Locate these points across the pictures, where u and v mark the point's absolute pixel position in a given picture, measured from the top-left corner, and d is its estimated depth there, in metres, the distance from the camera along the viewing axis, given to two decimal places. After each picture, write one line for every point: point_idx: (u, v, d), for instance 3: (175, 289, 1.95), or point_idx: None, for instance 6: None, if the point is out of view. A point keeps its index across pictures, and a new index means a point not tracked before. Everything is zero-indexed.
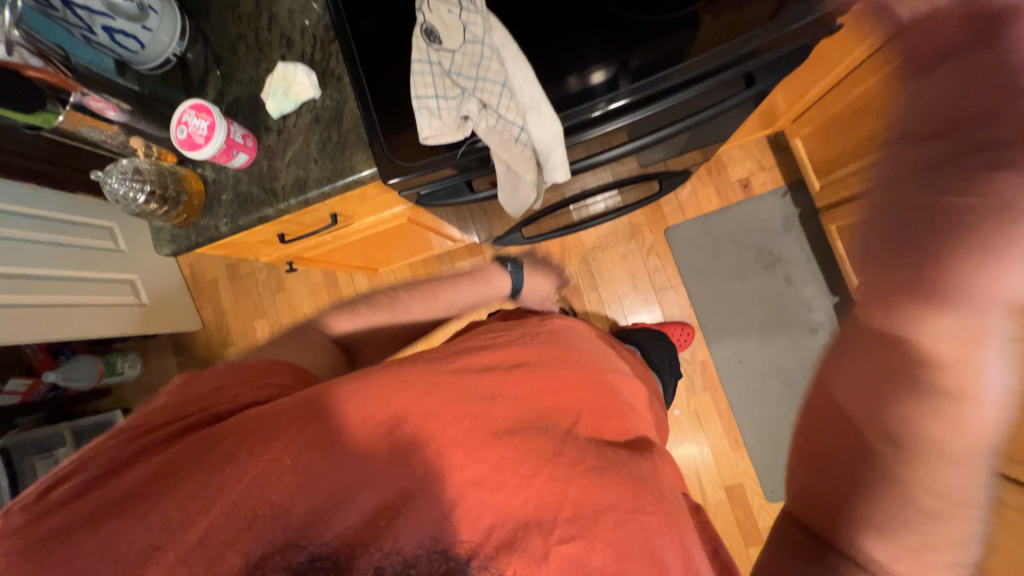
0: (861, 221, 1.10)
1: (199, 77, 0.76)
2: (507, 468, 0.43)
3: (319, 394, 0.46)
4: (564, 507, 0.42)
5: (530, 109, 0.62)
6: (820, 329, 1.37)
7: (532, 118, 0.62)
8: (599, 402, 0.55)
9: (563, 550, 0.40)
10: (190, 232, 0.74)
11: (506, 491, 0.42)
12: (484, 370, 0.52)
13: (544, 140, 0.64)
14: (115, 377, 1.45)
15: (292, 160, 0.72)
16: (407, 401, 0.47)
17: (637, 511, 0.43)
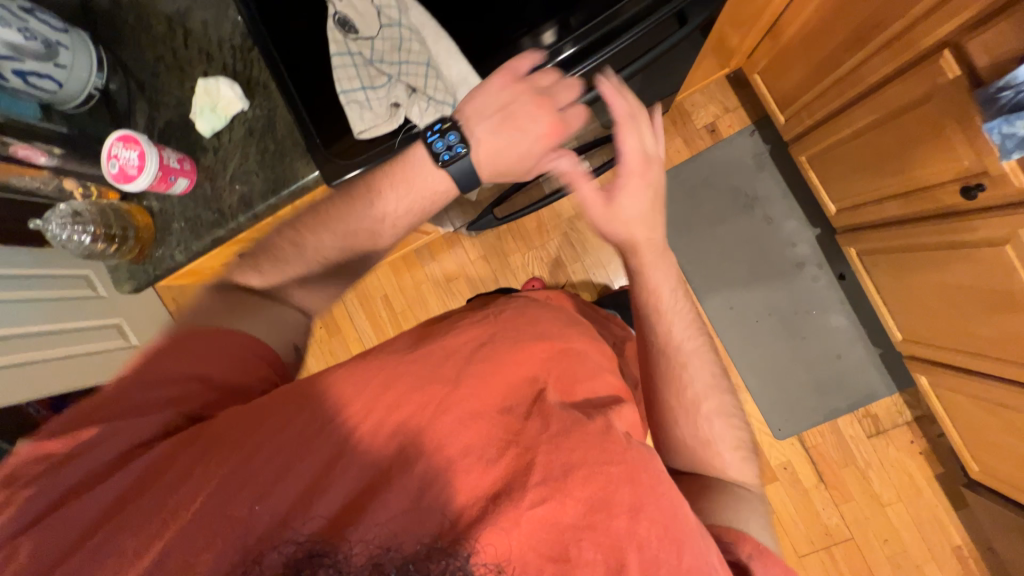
0: (829, 148, 1.08)
1: (125, 107, 0.74)
2: (475, 445, 0.45)
3: (315, 391, 0.48)
4: (538, 469, 0.44)
5: (459, 85, 0.61)
6: (806, 263, 1.37)
7: (462, 93, 0.61)
8: (560, 375, 0.57)
9: (538, 527, 0.42)
10: (147, 265, 0.74)
11: (467, 484, 0.43)
12: (447, 352, 0.53)
13: None
14: None
15: (233, 178, 0.70)
16: (381, 398, 0.47)
17: (602, 464, 0.45)
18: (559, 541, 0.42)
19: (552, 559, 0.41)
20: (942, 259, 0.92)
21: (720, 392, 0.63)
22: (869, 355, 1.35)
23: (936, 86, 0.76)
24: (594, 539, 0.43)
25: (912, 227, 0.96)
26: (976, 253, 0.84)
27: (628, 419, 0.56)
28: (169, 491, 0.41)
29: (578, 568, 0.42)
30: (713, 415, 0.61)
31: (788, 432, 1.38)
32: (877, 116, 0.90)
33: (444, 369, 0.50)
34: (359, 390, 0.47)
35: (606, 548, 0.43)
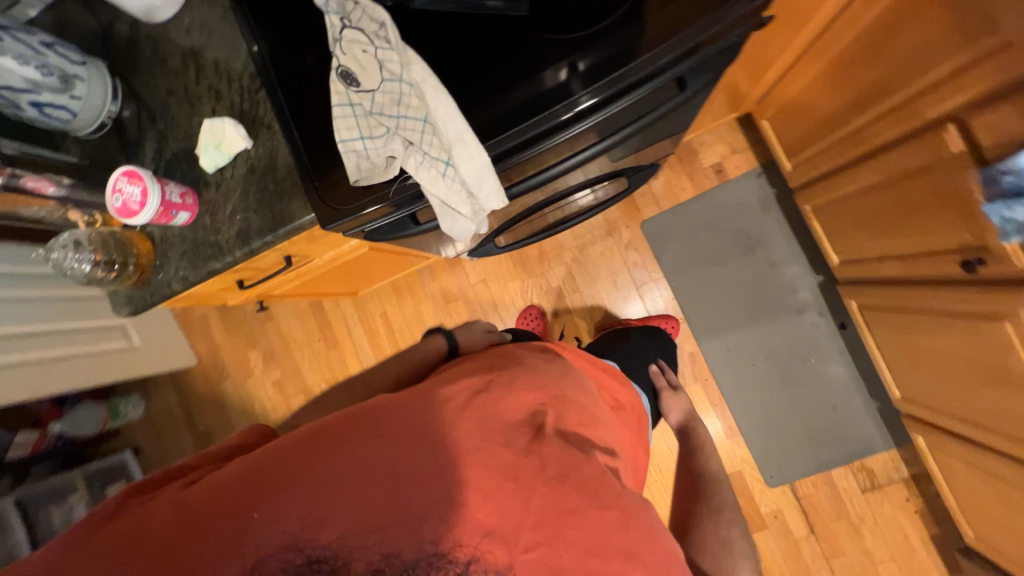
0: (833, 200, 1.07)
1: (134, 135, 0.76)
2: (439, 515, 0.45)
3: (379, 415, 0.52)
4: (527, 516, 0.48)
5: (454, 142, 0.61)
6: (807, 309, 1.36)
7: (456, 151, 0.61)
8: None
9: None
10: (145, 291, 0.75)
11: None
12: (441, 395, 0.54)
13: (472, 172, 0.62)
14: (120, 419, 1.77)
15: (233, 213, 0.72)
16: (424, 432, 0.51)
17: (598, 509, 0.49)
18: None
19: None
20: (940, 325, 0.91)
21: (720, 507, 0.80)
22: (868, 408, 1.32)
23: (939, 157, 0.75)
24: None
25: (911, 289, 0.95)
26: (974, 324, 0.83)
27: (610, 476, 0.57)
28: (215, 528, 0.47)
29: None
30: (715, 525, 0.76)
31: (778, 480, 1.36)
32: (881, 178, 0.89)
33: (434, 416, 0.52)
34: (353, 440, 0.50)
35: None
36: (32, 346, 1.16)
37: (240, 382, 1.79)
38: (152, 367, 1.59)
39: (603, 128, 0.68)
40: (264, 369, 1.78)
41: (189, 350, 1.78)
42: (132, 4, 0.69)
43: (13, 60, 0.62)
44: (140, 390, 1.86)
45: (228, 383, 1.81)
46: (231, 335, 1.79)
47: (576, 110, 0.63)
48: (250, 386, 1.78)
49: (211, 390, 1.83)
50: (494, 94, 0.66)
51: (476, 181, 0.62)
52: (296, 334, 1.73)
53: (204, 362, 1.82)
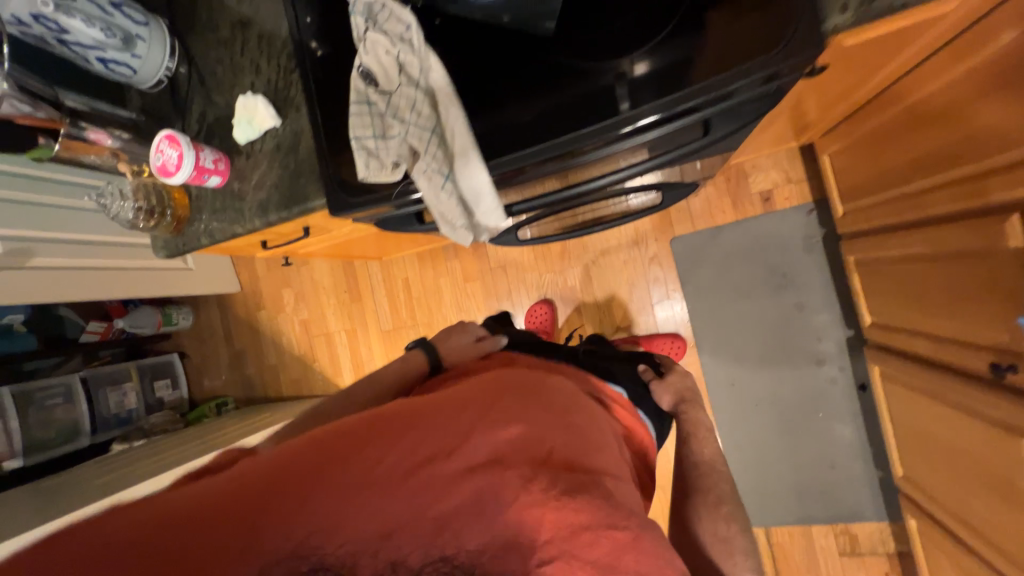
0: (878, 259, 0.98)
1: (185, 95, 0.82)
2: None
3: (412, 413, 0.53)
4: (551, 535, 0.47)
5: (458, 156, 0.63)
6: (827, 362, 1.28)
7: (459, 165, 0.63)
8: None
9: None
10: (177, 240, 0.83)
11: None
12: (464, 408, 0.55)
13: (471, 187, 0.63)
14: (171, 326, 2.00)
15: (257, 185, 0.77)
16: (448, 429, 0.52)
17: (611, 529, 0.48)
18: None
19: None
20: (957, 419, 0.84)
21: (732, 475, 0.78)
22: (868, 476, 1.26)
23: (995, 247, 0.67)
24: None
25: (937, 373, 0.88)
26: (991, 430, 0.75)
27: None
28: (243, 524, 0.43)
29: None
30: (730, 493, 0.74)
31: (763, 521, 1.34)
32: (930, 251, 0.81)
33: (460, 425, 0.52)
34: (388, 435, 0.50)
35: None
36: (97, 255, 1.32)
37: (273, 315, 1.96)
38: (199, 287, 1.77)
39: (653, 146, 0.63)
40: (294, 307, 1.92)
41: (233, 278, 1.95)
42: None
43: (81, 22, 0.67)
44: (190, 303, 2.08)
45: (262, 313, 1.99)
46: (270, 272, 1.94)
47: (638, 124, 0.57)
48: (281, 320, 1.95)
49: (248, 316, 2.02)
50: (520, 102, 0.65)
51: (476, 198, 0.64)
52: (326, 282, 1.85)
53: (245, 290, 1.99)
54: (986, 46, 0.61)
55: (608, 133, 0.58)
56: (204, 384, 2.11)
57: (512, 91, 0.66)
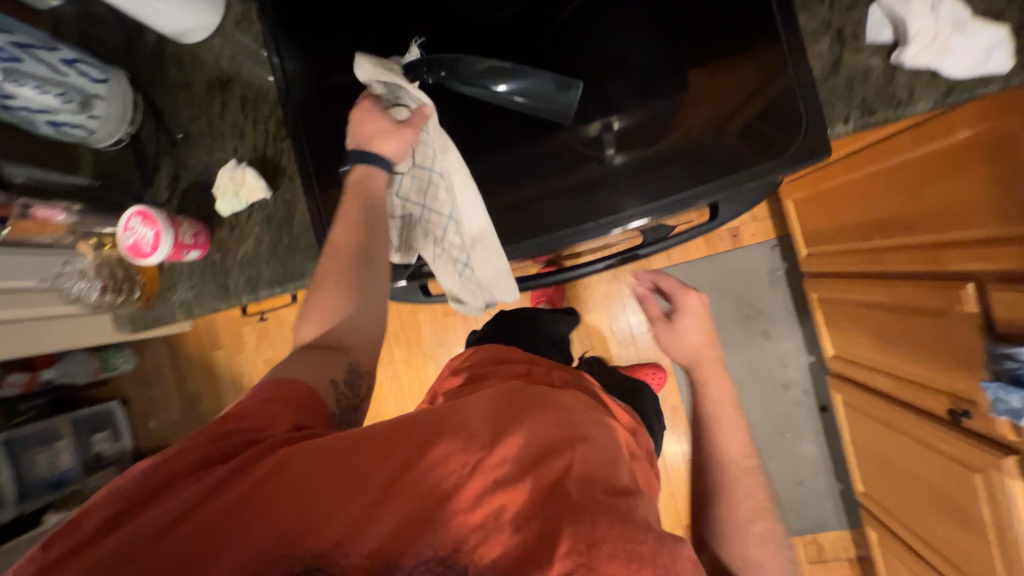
0: (841, 300, 1.08)
1: (150, 155, 0.73)
2: None
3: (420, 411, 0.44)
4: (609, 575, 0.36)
5: (471, 246, 0.60)
6: (792, 386, 1.38)
7: (474, 255, 0.60)
8: None
9: None
10: (148, 316, 0.74)
11: None
12: (485, 402, 0.47)
13: (487, 273, 0.61)
14: (110, 371, 1.79)
15: (243, 258, 0.71)
16: (465, 422, 0.43)
17: None
18: None
19: None
20: (915, 449, 0.94)
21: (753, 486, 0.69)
22: (830, 489, 1.38)
23: (952, 310, 0.75)
24: None
25: (898, 407, 0.97)
26: (948, 464, 0.85)
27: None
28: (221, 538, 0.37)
29: None
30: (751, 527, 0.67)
31: None
32: (891, 302, 0.89)
33: (485, 421, 0.44)
34: (394, 438, 0.41)
35: None
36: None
37: (233, 353, 1.82)
38: None
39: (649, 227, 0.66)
40: (256, 344, 1.79)
41: None
42: (163, 26, 0.65)
43: (33, 89, 0.59)
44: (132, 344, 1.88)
45: (220, 352, 1.83)
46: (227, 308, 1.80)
47: (628, 226, 0.58)
48: (242, 359, 1.81)
49: (202, 356, 1.85)
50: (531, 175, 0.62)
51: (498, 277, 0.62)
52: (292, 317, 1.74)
53: (198, 328, 1.83)
54: (950, 137, 0.68)
55: (595, 234, 0.59)
56: (151, 432, 1.91)
57: (521, 167, 0.63)
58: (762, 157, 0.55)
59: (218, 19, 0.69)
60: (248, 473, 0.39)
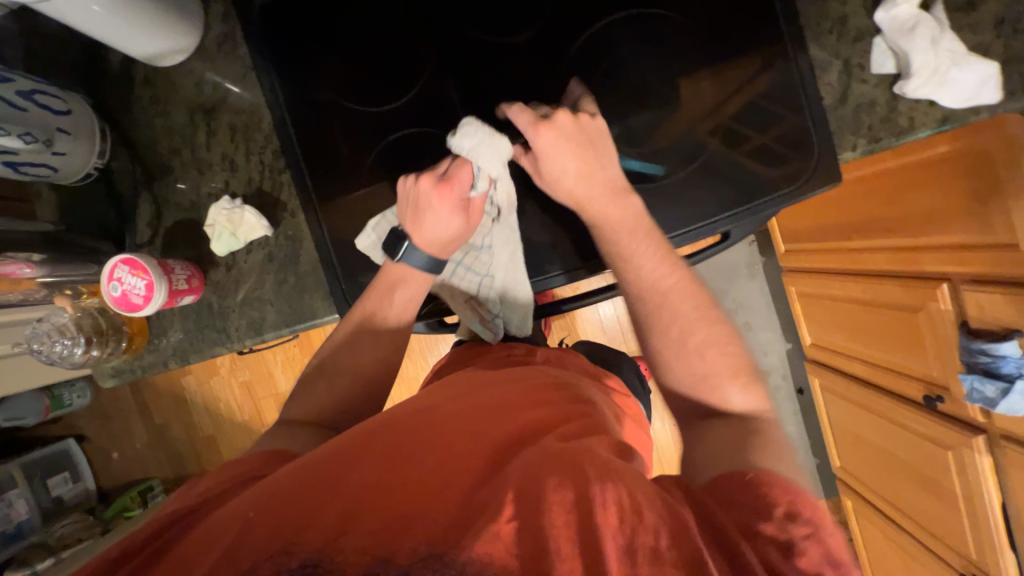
0: (818, 294, 1.15)
1: (125, 190, 0.66)
2: None
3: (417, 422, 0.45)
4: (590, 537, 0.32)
5: (504, 298, 0.65)
6: (771, 372, 1.48)
7: (504, 306, 0.65)
8: None
9: None
10: (136, 366, 0.68)
11: None
12: (481, 405, 0.47)
13: (510, 321, 0.67)
14: (63, 409, 1.64)
15: (244, 299, 0.66)
16: (460, 425, 0.44)
17: None
18: None
19: None
20: (890, 428, 1.03)
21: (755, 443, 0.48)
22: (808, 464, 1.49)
23: (927, 306, 0.82)
24: None
25: (874, 392, 1.06)
26: (921, 442, 0.93)
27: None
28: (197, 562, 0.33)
29: None
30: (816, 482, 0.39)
31: None
32: (869, 297, 0.97)
33: (481, 418, 0.44)
34: (390, 444, 0.41)
35: None
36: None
37: (205, 379, 1.71)
38: None
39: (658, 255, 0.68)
40: (231, 367, 1.69)
41: None
42: (135, 51, 0.58)
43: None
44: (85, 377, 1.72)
45: (189, 378, 1.72)
46: None
47: None
48: (215, 384, 1.71)
49: (169, 384, 1.73)
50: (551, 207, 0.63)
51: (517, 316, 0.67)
52: None
53: None
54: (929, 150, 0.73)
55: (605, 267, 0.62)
56: (115, 469, 1.76)
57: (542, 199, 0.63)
58: (781, 186, 0.58)
59: (197, 41, 0.63)
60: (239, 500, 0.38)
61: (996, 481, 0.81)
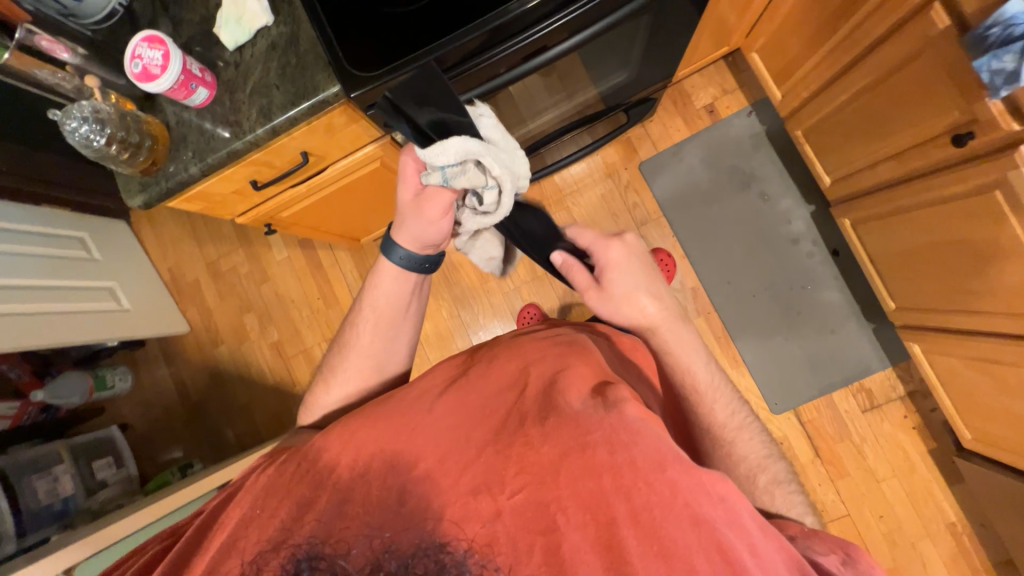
0: (823, 117, 1.14)
1: (146, 23, 0.75)
2: (451, 450, 0.51)
3: (436, 407, 0.57)
4: (586, 509, 0.45)
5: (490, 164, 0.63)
6: (800, 239, 1.42)
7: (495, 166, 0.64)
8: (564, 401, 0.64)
9: (513, 501, 0.46)
10: (159, 178, 0.74)
11: (440, 485, 0.48)
12: (486, 388, 0.59)
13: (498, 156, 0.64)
14: (106, 391, 1.70)
15: (253, 92, 0.72)
16: (451, 418, 0.55)
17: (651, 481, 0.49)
18: (546, 515, 0.45)
19: (543, 529, 0.45)
20: (938, 215, 0.96)
21: (734, 409, 0.71)
22: (864, 330, 1.39)
23: (927, 38, 0.81)
24: (578, 501, 0.46)
25: (908, 186, 1.00)
26: (965, 203, 0.89)
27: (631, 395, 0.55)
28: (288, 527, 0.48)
29: (574, 528, 0.45)
30: (775, 471, 0.70)
31: (813, 392, 1.39)
32: (870, 78, 0.96)
33: (472, 397, 0.57)
34: (412, 422, 0.54)
35: (561, 538, 0.45)
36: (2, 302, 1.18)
37: (242, 347, 1.77)
38: (139, 330, 1.57)
39: None
40: (262, 330, 1.75)
41: (180, 317, 1.76)
42: None
43: None
44: (128, 363, 1.80)
45: (223, 349, 1.77)
46: (226, 300, 1.78)
47: None
48: (249, 351, 1.76)
49: (205, 359, 1.78)
50: None
51: (494, 152, 0.59)
52: (294, 292, 1.74)
53: (196, 329, 1.79)
54: None
55: None
56: (158, 455, 1.75)
57: None
58: None
59: None
60: (264, 500, 0.51)
61: None
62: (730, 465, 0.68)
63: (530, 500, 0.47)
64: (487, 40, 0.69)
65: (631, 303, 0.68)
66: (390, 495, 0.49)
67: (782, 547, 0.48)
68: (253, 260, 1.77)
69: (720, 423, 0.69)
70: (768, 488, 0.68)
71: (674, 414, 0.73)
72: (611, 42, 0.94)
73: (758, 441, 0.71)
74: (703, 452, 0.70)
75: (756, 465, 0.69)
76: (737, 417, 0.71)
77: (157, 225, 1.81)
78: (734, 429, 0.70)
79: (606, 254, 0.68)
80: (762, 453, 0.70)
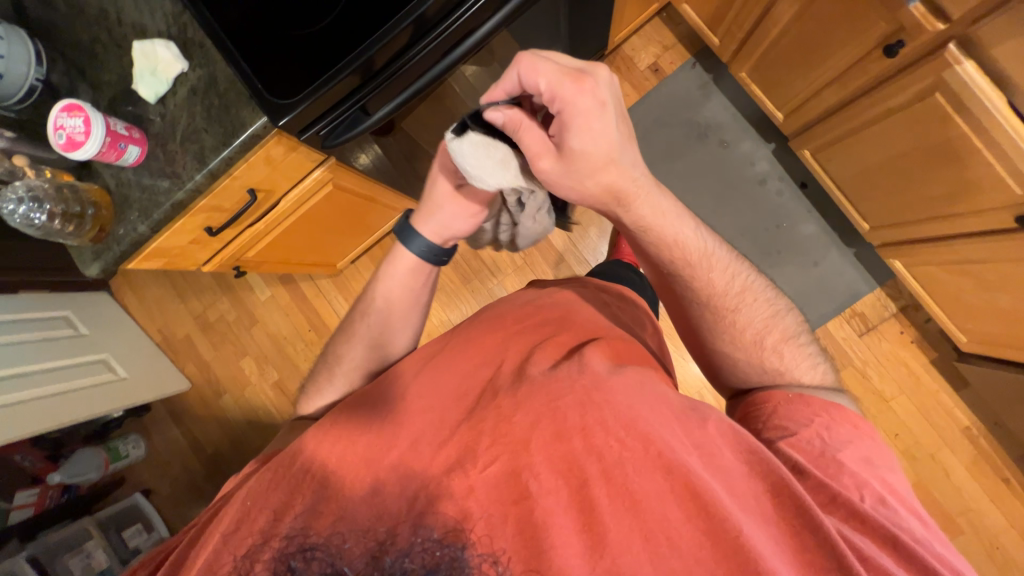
0: (761, 55, 1.14)
1: (68, 93, 0.75)
2: (424, 438, 0.50)
3: (407, 405, 0.56)
4: (559, 471, 0.45)
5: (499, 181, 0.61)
6: (768, 179, 1.42)
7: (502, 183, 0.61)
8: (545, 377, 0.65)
9: (486, 474, 0.45)
10: (110, 243, 0.74)
11: (420, 471, 0.47)
12: (460, 378, 0.59)
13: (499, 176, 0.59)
14: (122, 461, 1.71)
15: (183, 140, 0.72)
16: (420, 414, 0.54)
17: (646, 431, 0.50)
18: (519, 483, 0.45)
19: (516, 497, 0.44)
20: (889, 128, 0.96)
21: (732, 270, 0.65)
22: (845, 256, 1.39)
23: None
24: (549, 464, 0.45)
25: (856, 105, 1.00)
26: (910, 110, 0.89)
27: (602, 352, 0.58)
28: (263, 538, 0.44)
29: (547, 490, 0.44)
30: (789, 329, 0.65)
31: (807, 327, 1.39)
32: (797, 5, 0.96)
33: (444, 389, 0.57)
34: (391, 420, 0.54)
35: (538, 504, 0.43)
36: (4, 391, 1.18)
37: (245, 392, 1.78)
38: (139, 395, 1.58)
39: None
40: (261, 372, 1.76)
41: (180, 375, 1.78)
42: None
43: None
44: (139, 429, 1.81)
45: (227, 398, 1.78)
46: (220, 350, 1.79)
47: None
48: (252, 394, 1.77)
49: (212, 410, 1.79)
50: None
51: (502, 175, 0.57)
52: (284, 329, 1.75)
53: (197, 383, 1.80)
54: None
55: None
56: (185, 513, 1.76)
57: None
58: None
59: None
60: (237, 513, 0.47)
61: (992, 86, 0.75)
62: (736, 340, 0.64)
63: (512, 464, 0.46)
64: (410, 36, 0.68)
65: (605, 168, 0.54)
66: (374, 490, 0.47)
67: (769, 475, 0.48)
68: (239, 306, 1.78)
69: (718, 294, 0.63)
70: (788, 352, 0.63)
71: (669, 297, 0.68)
72: (535, 22, 0.94)
73: (762, 301, 0.65)
74: (706, 337, 0.66)
75: (768, 327, 0.64)
76: (741, 283, 0.65)
77: (139, 290, 1.83)
78: (738, 301, 0.64)
79: (572, 99, 0.50)
80: (771, 313, 0.65)
